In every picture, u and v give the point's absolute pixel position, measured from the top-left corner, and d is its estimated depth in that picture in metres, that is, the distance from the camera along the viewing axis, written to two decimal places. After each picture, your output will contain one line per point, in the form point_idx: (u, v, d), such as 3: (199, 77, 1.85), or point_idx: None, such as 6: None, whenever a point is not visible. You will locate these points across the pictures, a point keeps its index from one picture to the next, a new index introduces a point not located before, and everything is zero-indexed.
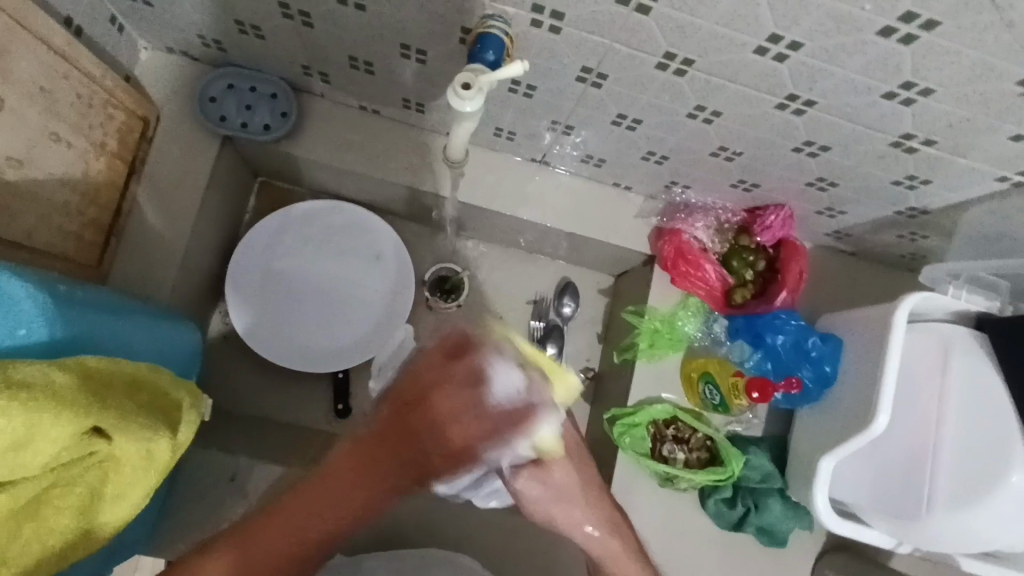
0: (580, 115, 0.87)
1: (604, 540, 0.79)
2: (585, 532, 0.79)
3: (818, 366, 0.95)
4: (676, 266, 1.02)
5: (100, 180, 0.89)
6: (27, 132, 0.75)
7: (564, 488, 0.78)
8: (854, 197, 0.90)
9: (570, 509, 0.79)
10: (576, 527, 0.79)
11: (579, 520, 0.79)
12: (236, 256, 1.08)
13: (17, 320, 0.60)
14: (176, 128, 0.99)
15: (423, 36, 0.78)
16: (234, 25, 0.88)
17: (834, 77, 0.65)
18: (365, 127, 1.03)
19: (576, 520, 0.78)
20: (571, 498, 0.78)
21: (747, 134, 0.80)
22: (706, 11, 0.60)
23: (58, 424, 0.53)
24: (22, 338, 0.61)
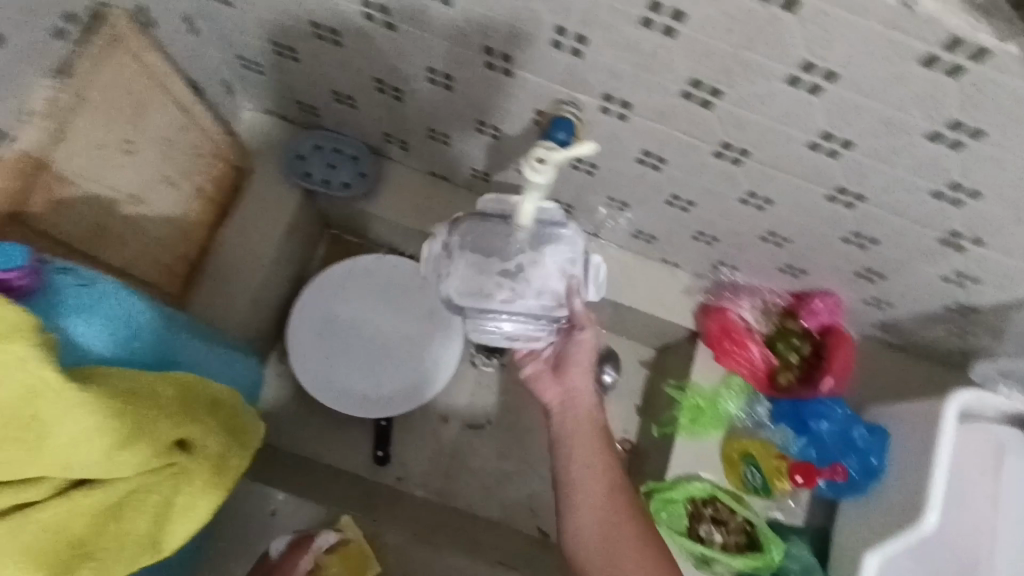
0: (636, 194, 0.93)
1: (584, 402, 0.87)
2: (571, 391, 0.88)
3: (864, 458, 0.94)
4: (722, 344, 1.04)
5: (193, 219, 0.98)
6: (147, 176, 0.86)
7: (573, 357, 0.88)
8: (902, 290, 0.92)
9: (576, 373, 0.88)
10: (565, 380, 0.88)
11: (573, 376, 0.88)
12: (299, 303, 1.15)
13: (126, 337, 0.67)
14: (264, 180, 1.09)
15: (499, 115, 0.87)
16: (331, 95, 0.99)
17: (885, 174, 0.69)
18: (433, 191, 1.13)
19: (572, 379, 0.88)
20: (572, 361, 0.88)
21: (797, 222, 0.84)
22: (765, 110, 0.66)
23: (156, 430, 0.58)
24: (132, 351, 0.67)
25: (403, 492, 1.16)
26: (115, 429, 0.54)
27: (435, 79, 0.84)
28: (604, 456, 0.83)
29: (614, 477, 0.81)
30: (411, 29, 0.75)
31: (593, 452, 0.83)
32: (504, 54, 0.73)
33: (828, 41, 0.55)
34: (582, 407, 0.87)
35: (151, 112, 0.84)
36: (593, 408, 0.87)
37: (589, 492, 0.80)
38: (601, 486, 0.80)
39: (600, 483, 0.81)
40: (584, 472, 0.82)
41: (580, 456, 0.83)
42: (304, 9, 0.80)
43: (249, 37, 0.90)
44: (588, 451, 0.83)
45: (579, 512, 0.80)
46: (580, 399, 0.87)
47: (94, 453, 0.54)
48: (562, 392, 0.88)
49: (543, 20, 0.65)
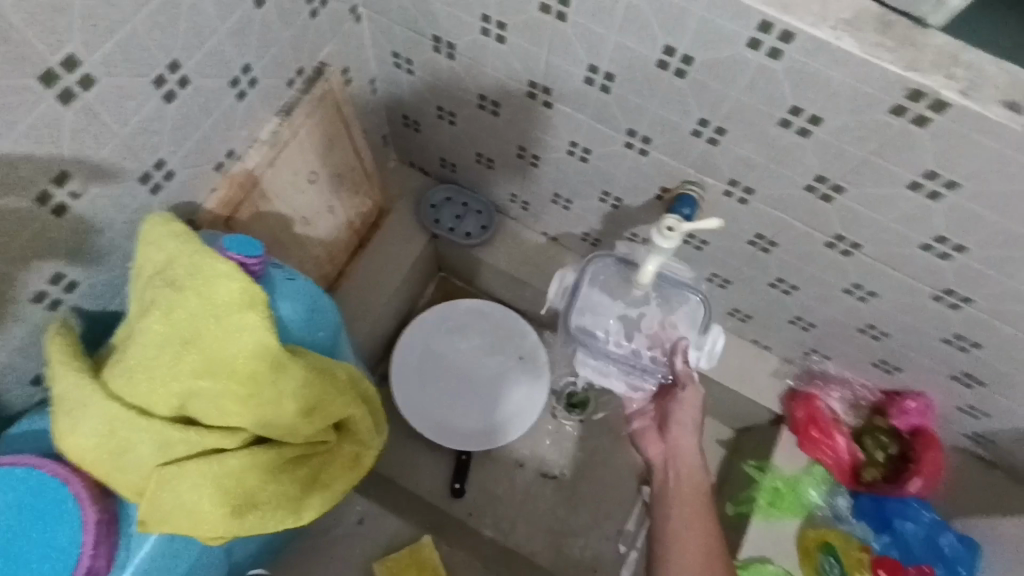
0: (740, 273, 1.00)
1: (688, 462, 0.90)
2: (676, 448, 0.91)
3: (951, 565, 0.96)
4: (807, 431, 1.07)
5: (339, 245, 1.13)
6: (319, 204, 1.03)
7: (679, 417, 0.92)
8: (1002, 401, 0.93)
9: (681, 435, 0.92)
10: (670, 438, 0.92)
11: (678, 435, 0.92)
12: (406, 334, 1.25)
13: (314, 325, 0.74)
14: (398, 220, 1.24)
15: (624, 188, 0.98)
16: (474, 155, 1.14)
17: (995, 282, 0.74)
18: (545, 249, 1.24)
19: (676, 439, 0.91)
20: (678, 422, 0.92)
21: (899, 318, 0.89)
22: (883, 209, 0.73)
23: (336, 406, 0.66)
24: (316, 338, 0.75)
25: (472, 527, 1.21)
26: (310, 393, 0.63)
27: (574, 151, 0.97)
28: (704, 517, 0.83)
29: (711, 541, 0.81)
30: (566, 107, 0.88)
31: (693, 512, 0.84)
32: (645, 136, 0.85)
33: (954, 155, 0.62)
34: (686, 466, 0.89)
35: (339, 150, 1.03)
36: (699, 470, 0.89)
37: (686, 547, 0.80)
38: (700, 545, 0.80)
39: (698, 541, 0.81)
40: (681, 527, 0.82)
41: (678, 511, 0.84)
42: (475, 82, 0.95)
43: (419, 99, 1.07)
44: (689, 507, 0.85)
45: (672, 559, 0.80)
46: (684, 458, 0.90)
47: (292, 414, 0.63)
48: (666, 448, 0.92)
49: (690, 112, 0.76)
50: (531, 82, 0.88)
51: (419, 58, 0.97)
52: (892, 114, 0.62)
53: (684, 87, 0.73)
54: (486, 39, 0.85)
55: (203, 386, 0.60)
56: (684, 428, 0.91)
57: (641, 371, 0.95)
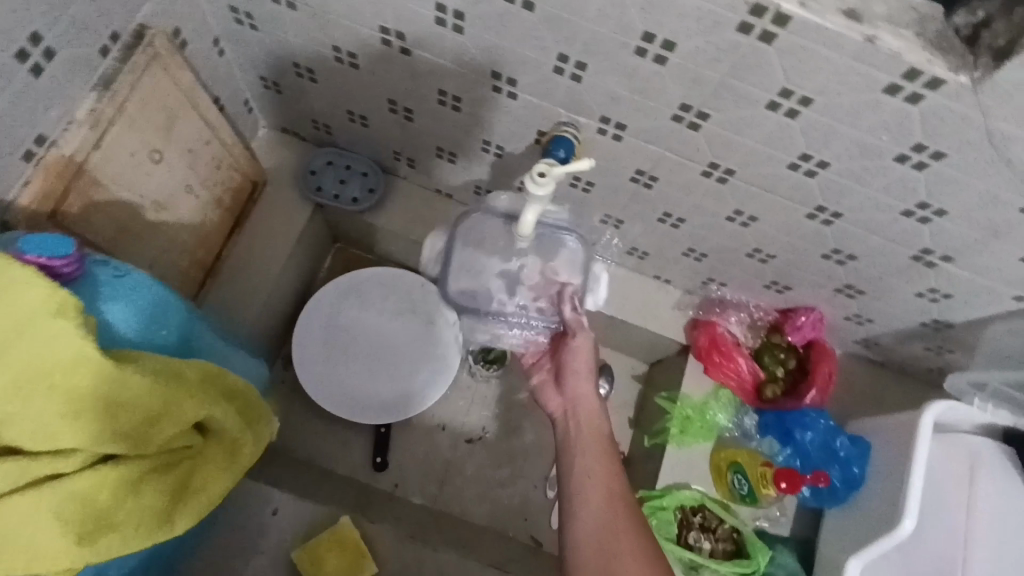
0: (630, 211, 0.99)
1: (587, 407, 0.88)
2: (574, 398, 0.89)
3: (846, 467, 0.98)
4: (710, 356, 1.09)
5: (210, 226, 1.03)
6: (173, 182, 0.91)
7: (574, 367, 0.91)
8: (880, 307, 0.97)
9: (578, 384, 0.90)
10: (567, 389, 0.91)
11: (574, 385, 0.90)
12: (305, 313, 1.19)
13: (161, 322, 0.70)
14: (275, 191, 1.15)
15: (502, 135, 0.93)
16: (345, 113, 1.05)
17: (859, 195, 0.75)
18: (438, 207, 1.18)
19: (573, 388, 0.90)
20: (574, 371, 0.91)
21: (780, 238, 0.90)
22: (748, 132, 0.72)
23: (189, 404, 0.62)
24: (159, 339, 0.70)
25: (400, 497, 1.19)
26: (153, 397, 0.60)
27: (445, 101, 0.91)
28: (605, 460, 0.81)
29: (614, 483, 0.79)
30: (424, 53, 0.82)
31: (596, 458, 0.81)
32: (510, 78, 0.80)
33: (804, 71, 0.61)
34: (585, 413, 0.88)
35: (188, 119, 0.91)
36: (598, 415, 0.87)
37: (590, 494, 0.78)
38: (604, 488, 0.78)
39: (601, 485, 0.78)
40: (585, 474, 0.80)
41: (581, 460, 0.82)
42: (326, 33, 0.87)
43: (272, 57, 0.97)
44: (591, 453, 0.82)
45: (578, 508, 0.78)
46: (582, 405, 0.88)
47: (133, 422, 0.59)
48: (564, 400, 0.90)
49: (547, 47, 0.72)
50: (383, 28, 0.81)
51: (260, 12, 0.88)
52: (740, 32, 0.60)
53: (536, 20, 0.68)
54: None
55: (14, 410, 0.54)
56: (579, 375, 0.90)
57: (530, 322, 0.99)
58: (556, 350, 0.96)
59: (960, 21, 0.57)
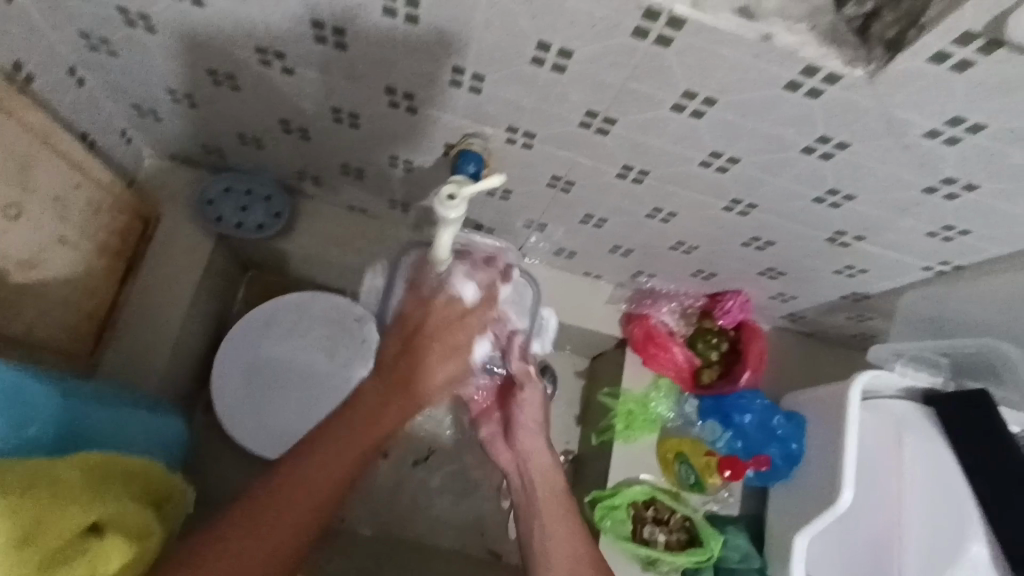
0: (551, 214, 0.96)
1: (539, 460, 0.90)
2: (523, 452, 0.92)
3: (784, 444, 1.00)
4: (647, 349, 1.08)
5: (96, 277, 0.93)
6: (39, 237, 0.81)
7: (523, 422, 0.93)
8: (802, 285, 0.99)
9: (528, 440, 0.93)
10: (516, 444, 0.93)
11: (523, 440, 0.93)
12: (223, 351, 1.10)
13: (31, 413, 0.63)
14: (169, 226, 1.05)
15: (408, 150, 0.88)
16: (236, 137, 0.96)
17: (771, 186, 0.75)
18: (352, 225, 1.11)
19: (521, 444, 0.92)
20: (523, 425, 0.94)
21: (701, 231, 0.89)
22: (656, 134, 0.70)
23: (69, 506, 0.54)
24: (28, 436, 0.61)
25: (348, 531, 1.14)
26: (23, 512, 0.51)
27: (341, 118, 0.84)
28: (564, 515, 0.83)
29: (575, 536, 0.81)
30: (309, 72, 0.75)
31: (553, 513, 0.84)
32: (406, 92, 0.74)
33: (704, 71, 0.59)
34: (536, 467, 0.90)
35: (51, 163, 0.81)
36: (552, 468, 0.89)
37: (552, 555, 0.79)
38: (564, 551, 0.79)
39: (563, 542, 0.80)
40: (546, 531, 0.82)
41: (540, 517, 0.84)
42: (197, 55, 0.78)
43: (141, 83, 0.87)
44: (546, 509, 0.84)
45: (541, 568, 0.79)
46: (533, 458, 0.91)
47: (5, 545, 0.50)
48: (514, 456, 0.93)
49: (439, 60, 0.67)
50: (259, 48, 0.73)
51: (116, 36, 0.78)
52: (635, 36, 0.57)
53: (422, 33, 0.63)
54: (184, 4, 0.69)
55: None
56: (528, 432, 0.93)
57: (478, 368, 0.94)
58: (502, 401, 0.96)
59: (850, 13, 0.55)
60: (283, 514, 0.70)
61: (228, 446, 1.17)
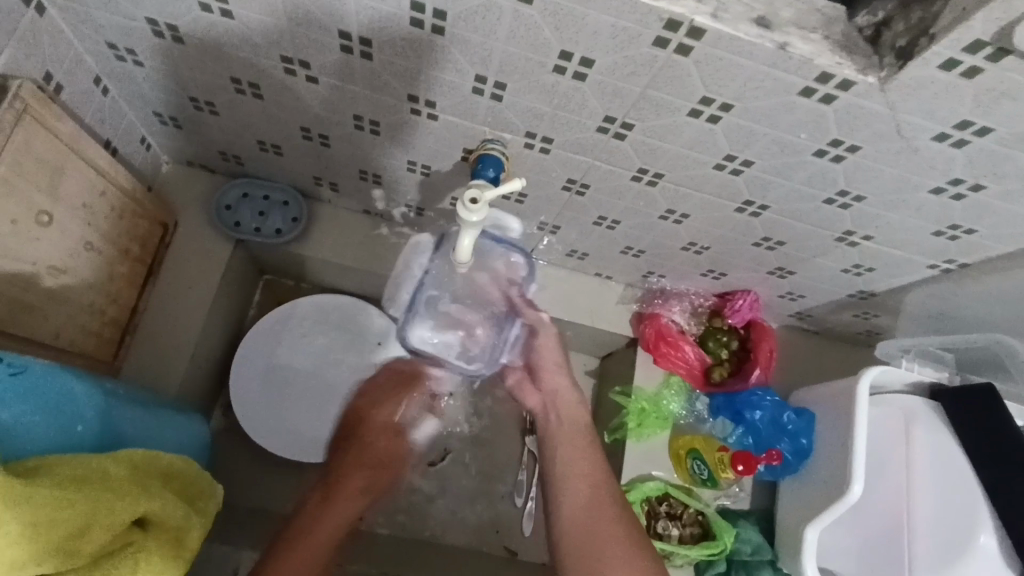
0: (565, 217, 0.98)
1: (565, 398, 0.90)
2: (550, 392, 0.91)
3: (795, 439, 1.03)
4: (658, 348, 1.11)
5: (120, 282, 0.95)
6: (69, 244, 0.82)
7: (544, 363, 0.92)
8: (811, 285, 1.02)
9: (552, 379, 0.92)
10: (542, 385, 0.92)
11: (548, 380, 0.92)
12: (240, 352, 1.11)
13: (76, 416, 0.64)
14: (188, 231, 1.07)
15: (427, 156, 0.90)
16: (256, 144, 0.98)
17: (783, 188, 0.77)
18: (368, 228, 1.13)
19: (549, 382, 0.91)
20: (545, 365, 0.92)
21: (712, 232, 0.92)
22: (672, 138, 0.72)
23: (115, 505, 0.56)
24: (77, 434, 0.63)
25: (367, 531, 1.16)
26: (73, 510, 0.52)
27: (362, 126, 0.86)
28: (584, 450, 0.85)
29: (598, 472, 0.83)
30: (333, 81, 0.77)
31: (574, 449, 0.85)
32: (427, 100, 0.76)
33: (721, 79, 0.61)
34: (565, 406, 0.90)
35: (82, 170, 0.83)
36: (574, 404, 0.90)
37: (573, 488, 0.81)
38: (584, 480, 0.82)
39: (583, 477, 0.82)
40: (568, 468, 0.83)
41: (561, 453, 0.85)
42: (221, 65, 0.80)
43: (164, 93, 0.89)
44: (569, 445, 0.85)
45: (564, 495, 0.82)
46: (560, 396, 0.91)
47: (58, 541, 0.51)
48: (543, 396, 0.92)
49: (462, 69, 0.69)
50: (284, 58, 0.75)
51: (142, 47, 0.80)
52: (656, 46, 0.59)
53: (447, 43, 0.65)
54: (212, 16, 0.71)
55: None
56: (552, 371, 0.91)
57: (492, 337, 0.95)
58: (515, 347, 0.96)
59: (863, 22, 0.58)
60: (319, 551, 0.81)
61: (247, 449, 1.19)
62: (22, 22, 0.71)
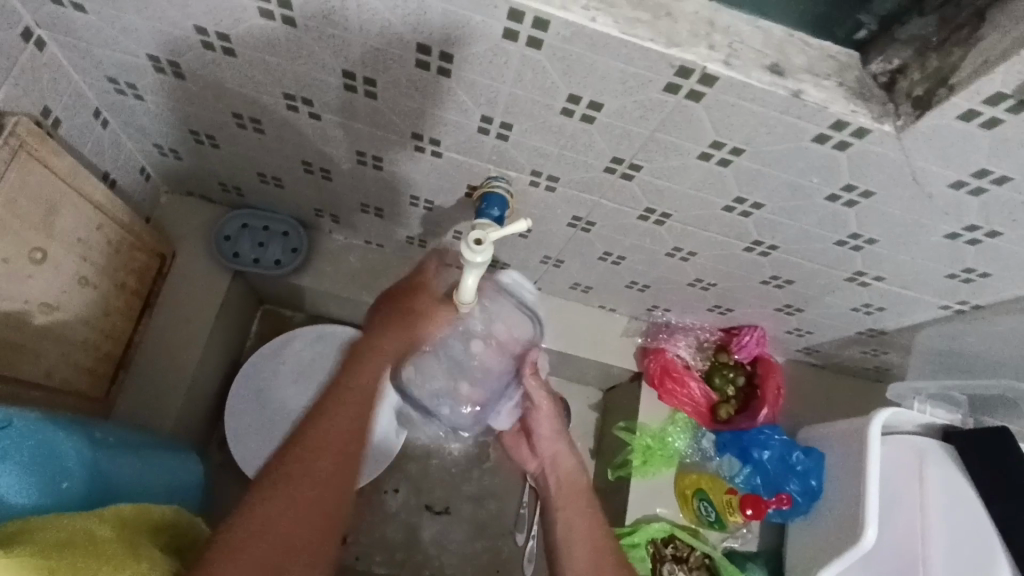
0: (569, 252, 0.96)
1: (565, 463, 0.92)
2: (548, 457, 0.94)
3: (804, 480, 0.99)
4: (664, 383, 1.08)
5: (114, 315, 0.93)
6: (62, 280, 0.81)
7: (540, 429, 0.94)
8: (819, 321, 1.00)
9: (549, 445, 0.94)
10: (539, 450, 0.96)
11: (547, 447, 0.94)
12: (234, 386, 1.08)
13: (63, 472, 0.62)
14: (185, 262, 1.05)
15: (430, 192, 0.89)
16: (257, 176, 0.96)
17: (793, 229, 0.75)
18: (369, 259, 1.11)
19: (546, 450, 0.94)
20: (539, 432, 0.94)
21: (719, 270, 0.90)
22: (681, 180, 0.70)
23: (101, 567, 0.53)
24: (63, 490, 0.61)
25: (362, 570, 1.13)
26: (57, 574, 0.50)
27: (365, 161, 0.85)
28: (583, 512, 0.83)
29: (597, 535, 0.79)
30: (335, 118, 0.76)
31: (575, 513, 0.83)
32: (431, 138, 0.75)
33: (733, 124, 0.60)
34: (562, 467, 0.92)
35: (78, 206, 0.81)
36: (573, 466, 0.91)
37: (574, 553, 0.78)
38: (585, 544, 0.78)
39: (583, 542, 0.79)
40: (571, 536, 0.80)
41: (563, 517, 0.84)
42: (222, 101, 0.79)
43: (164, 126, 0.88)
44: (569, 504, 0.85)
45: (565, 559, 0.78)
46: (558, 461, 0.93)
47: None
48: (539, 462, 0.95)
49: (467, 109, 0.68)
50: (287, 95, 0.74)
51: (143, 82, 0.79)
52: (666, 91, 0.58)
53: (453, 84, 0.64)
54: (214, 53, 0.70)
55: None
56: (548, 440, 0.94)
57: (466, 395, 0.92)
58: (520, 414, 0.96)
59: (877, 69, 0.57)
60: (330, 464, 0.65)
61: (242, 484, 1.16)
62: (20, 57, 0.70)
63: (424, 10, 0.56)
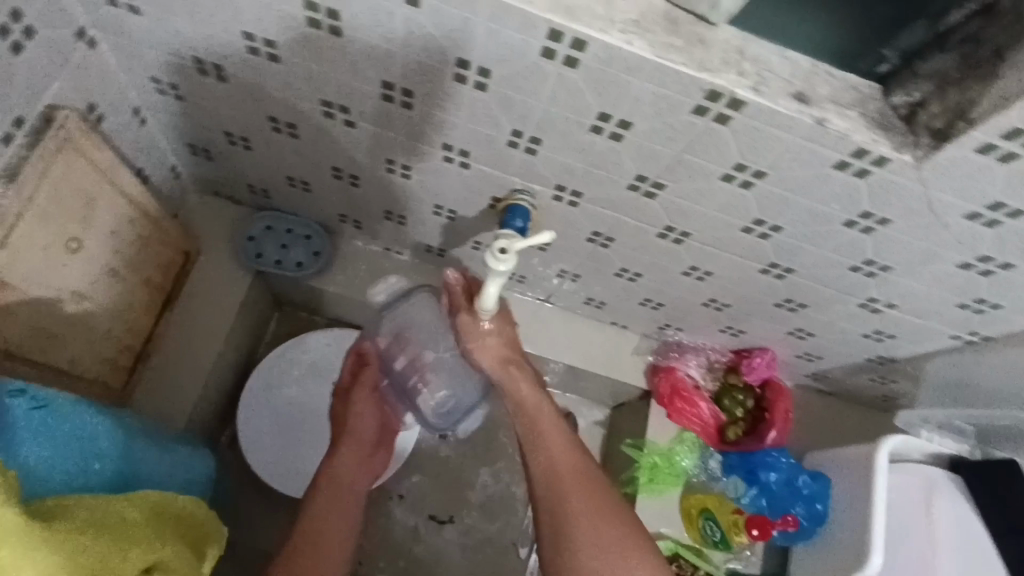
0: (585, 266, 0.98)
1: (494, 346, 0.80)
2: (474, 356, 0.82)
3: (810, 504, 1.00)
4: (672, 402, 1.09)
5: (138, 309, 0.95)
6: (94, 271, 0.83)
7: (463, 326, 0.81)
8: (830, 347, 1.01)
9: (480, 336, 0.80)
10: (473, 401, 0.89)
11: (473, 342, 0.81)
12: (250, 385, 1.10)
13: (94, 456, 0.63)
14: (209, 260, 1.07)
15: (454, 202, 0.91)
16: (285, 179, 0.99)
17: (810, 253, 0.77)
18: (387, 266, 1.13)
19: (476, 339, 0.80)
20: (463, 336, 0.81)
21: (734, 291, 0.92)
22: (703, 201, 0.72)
23: (128, 552, 0.54)
24: (93, 471, 0.64)
25: None
26: (89, 554, 0.51)
27: (393, 169, 0.87)
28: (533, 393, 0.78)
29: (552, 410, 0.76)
30: (369, 126, 0.79)
31: (525, 394, 0.78)
32: (460, 149, 0.77)
33: (758, 149, 0.62)
34: (498, 356, 0.80)
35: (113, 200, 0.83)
36: (540, 404, 0.77)
37: (542, 436, 0.74)
38: (546, 424, 0.75)
39: (546, 423, 0.75)
40: (529, 416, 0.76)
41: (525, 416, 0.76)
42: (260, 105, 0.81)
43: (200, 127, 0.91)
44: (527, 399, 0.77)
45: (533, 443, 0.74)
46: (486, 344, 0.80)
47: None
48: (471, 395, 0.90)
49: (500, 124, 0.70)
50: (324, 102, 0.76)
51: (185, 83, 0.81)
52: (696, 113, 0.60)
53: (488, 99, 0.67)
54: (258, 58, 0.73)
55: None
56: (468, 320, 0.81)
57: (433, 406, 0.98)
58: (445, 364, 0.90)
59: (899, 101, 0.59)
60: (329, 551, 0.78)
61: (250, 484, 1.17)
62: (73, 55, 0.73)
63: (468, 27, 0.58)
